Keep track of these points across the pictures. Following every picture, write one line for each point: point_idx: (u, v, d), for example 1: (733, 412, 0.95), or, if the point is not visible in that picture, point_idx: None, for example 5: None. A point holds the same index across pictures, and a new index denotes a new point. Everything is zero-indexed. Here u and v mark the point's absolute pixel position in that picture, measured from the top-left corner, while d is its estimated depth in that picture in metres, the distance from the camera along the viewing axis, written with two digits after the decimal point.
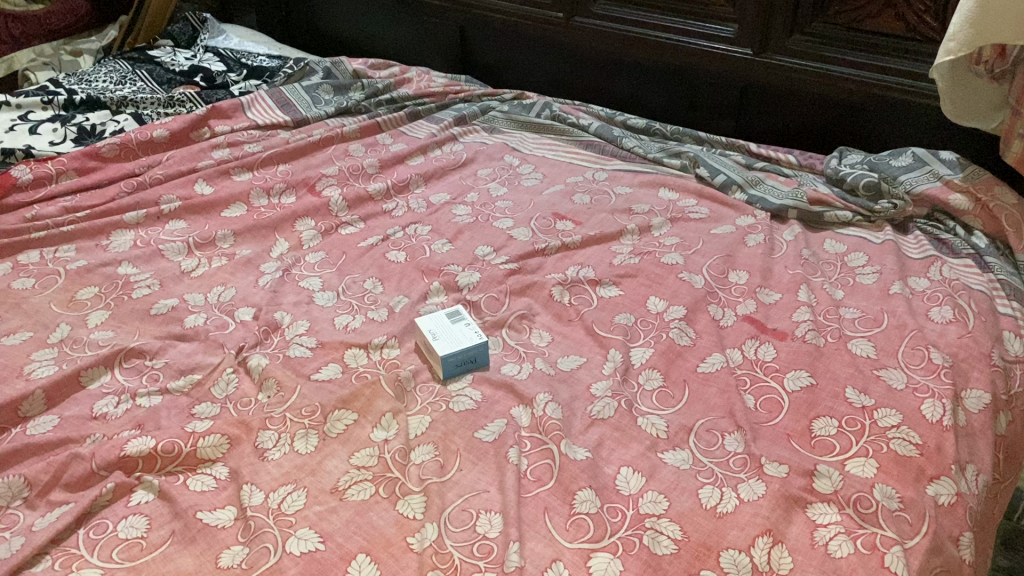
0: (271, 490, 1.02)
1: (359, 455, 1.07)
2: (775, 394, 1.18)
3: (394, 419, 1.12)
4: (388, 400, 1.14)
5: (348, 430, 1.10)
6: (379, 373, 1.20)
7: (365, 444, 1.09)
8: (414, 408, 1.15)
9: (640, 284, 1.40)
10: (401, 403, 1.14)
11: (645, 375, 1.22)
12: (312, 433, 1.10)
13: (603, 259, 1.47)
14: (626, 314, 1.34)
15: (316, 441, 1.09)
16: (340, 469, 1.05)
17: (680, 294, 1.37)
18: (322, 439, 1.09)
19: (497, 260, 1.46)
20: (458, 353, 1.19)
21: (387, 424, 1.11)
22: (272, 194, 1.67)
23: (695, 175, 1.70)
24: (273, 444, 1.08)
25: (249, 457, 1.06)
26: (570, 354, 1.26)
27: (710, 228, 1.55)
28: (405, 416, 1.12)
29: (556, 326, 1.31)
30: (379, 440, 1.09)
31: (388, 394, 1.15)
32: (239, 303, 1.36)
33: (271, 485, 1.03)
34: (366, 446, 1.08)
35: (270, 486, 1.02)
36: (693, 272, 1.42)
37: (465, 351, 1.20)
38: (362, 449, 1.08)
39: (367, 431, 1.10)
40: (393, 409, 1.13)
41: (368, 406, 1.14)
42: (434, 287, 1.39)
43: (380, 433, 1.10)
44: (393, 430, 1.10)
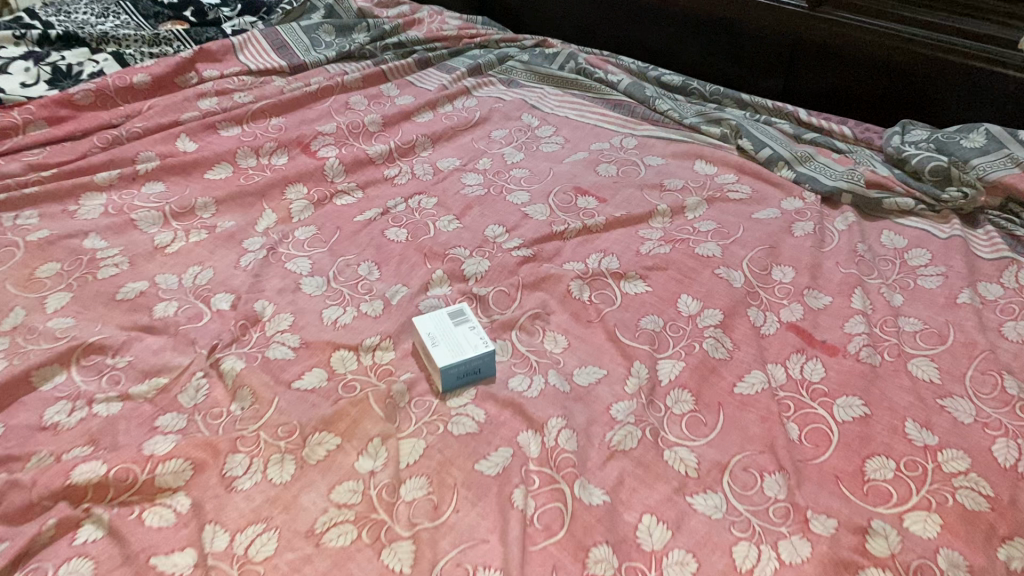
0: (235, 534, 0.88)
1: (340, 492, 0.93)
2: (824, 425, 1.03)
3: (384, 445, 0.97)
4: (377, 417, 1.00)
5: (330, 459, 0.96)
6: (367, 386, 1.05)
7: (347, 476, 0.94)
8: (406, 432, 1.00)
9: (670, 279, 1.23)
10: (391, 424, 1.00)
11: (673, 396, 1.06)
12: (287, 461, 0.96)
13: (630, 245, 1.30)
14: (654, 317, 1.17)
15: (291, 472, 0.94)
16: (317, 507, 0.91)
17: (717, 293, 1.20)
18: (299, 468, 0.95)
19: (509, 243, 1.29)
20: (459, 364, 1.04)
21: (375, 453, 0.96)
22: (262, 154, 1.50)
23: (736, 146, 1.51)
24: (242, 474, 0.94)
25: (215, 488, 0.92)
26: (588, 365, 1.10)
27: (752, 212, 1.37)
28: (394, 442, 0.98)
29: (573, 328, 1.15)
30: (365, 472, 0.95)
31: (377, 413, 1.00)
32: (217, 290, 1.21)
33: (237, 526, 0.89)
34: (349, 480, 0.94)
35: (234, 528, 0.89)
36: (733, 265, 1.25)
37: (466, 362, 1.04)
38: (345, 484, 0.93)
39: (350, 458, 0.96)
40: (383, 431, 0.98)
41: (353, 425, 0.99)
42: (437, 275, 1.22)
43: (366, 464, 0.95)
44: (382, 459, 0.96)
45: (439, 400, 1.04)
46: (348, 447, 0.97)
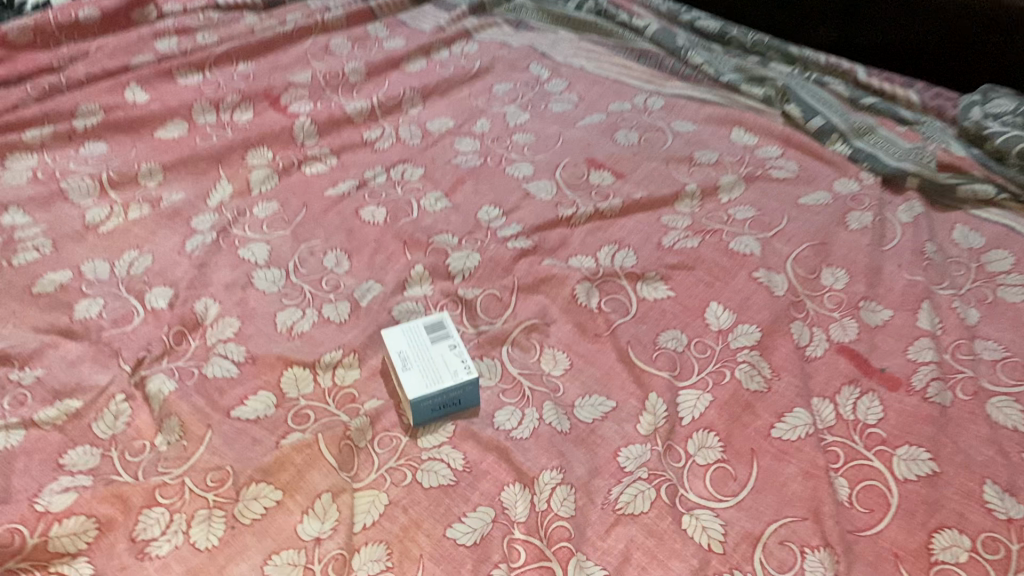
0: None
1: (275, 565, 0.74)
2: (880, 483, 0.84)
3: (337, 502, 0.78)
4: (329, 463, 0.81)
5: (268, 520, 0.77)
6: (321, 421, 0.86)
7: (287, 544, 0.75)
8: (365, 484, 0.81)
9: (698, 281, 1.02)
10: (347, 474, 0.81)
11: (697, 441, 0.86)
12: (214, 521, 0.77)
13: (650, 236, 1.08)
14: (675, 332, 0.96)
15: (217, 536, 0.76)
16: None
17: (754, 302, 0.99)
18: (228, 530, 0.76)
19: (505, 231, 1.08)
20: (434, 397, 0.85)
21: (324, 513, 0.78)
22: (223, 108, 1.28)
23: (780, 112, 1.29)
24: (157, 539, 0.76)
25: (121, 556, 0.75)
26: (593, 395, 0.90)
27: (797, 195, 1.15)
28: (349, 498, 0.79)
29: (576, 344, 0.95)
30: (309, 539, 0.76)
31: (330, 458, 0.81)
32: (154, 283, 1.01)
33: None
34: (289, 549, 0.75)
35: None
36: (773, 266, 1.04)
37: (442, 394, 0.85)
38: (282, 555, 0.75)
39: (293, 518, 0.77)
40: (336, 484, 0.79)
41: (299, 476, 0.80)
42: (417, 271, 1.02)
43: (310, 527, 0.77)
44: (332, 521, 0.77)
45: (409, 439, 0.85)
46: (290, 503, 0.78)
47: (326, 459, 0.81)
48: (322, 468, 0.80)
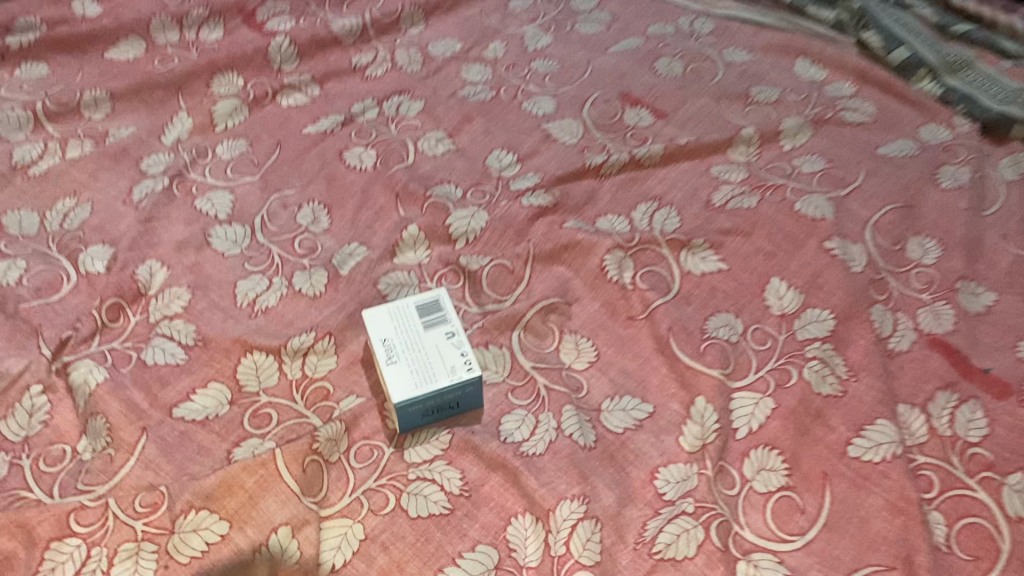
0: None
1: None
2: (988, 521, 0.66)
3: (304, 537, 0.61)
4: (290, 485, 0.63)
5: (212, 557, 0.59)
6: (284, 427, 0.69)
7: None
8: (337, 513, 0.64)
9: (756, 250, 0.83)
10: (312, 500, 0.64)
11: (754, 463, 0.69)
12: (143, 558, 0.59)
13: (697, 192, 0.89)
14: (727, 318, 0.78)
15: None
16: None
17: (827, 279, 0.80)
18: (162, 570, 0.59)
19: (519, 182, 0.89)
20: (424, 400, 0.67)
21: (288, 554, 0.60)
22: (187, 24, 1.08)
23: (855, 40, 1.08)
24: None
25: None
26: (623, 397, 0.73)
27: (875, 143, 0.94)
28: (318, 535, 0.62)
29: (603, 331, 0.77)
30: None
31: (293, 479, 0.64)
32: (90, 240, 0.83)
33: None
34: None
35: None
36: (849, 234, 0.84)
37: (434, 397, 0.67)
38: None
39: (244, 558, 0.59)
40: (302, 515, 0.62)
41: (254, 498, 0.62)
42: (411, 232, 0.83)
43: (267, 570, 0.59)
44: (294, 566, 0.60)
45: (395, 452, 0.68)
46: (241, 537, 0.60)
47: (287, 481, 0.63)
48: (280, 491, 0.63)
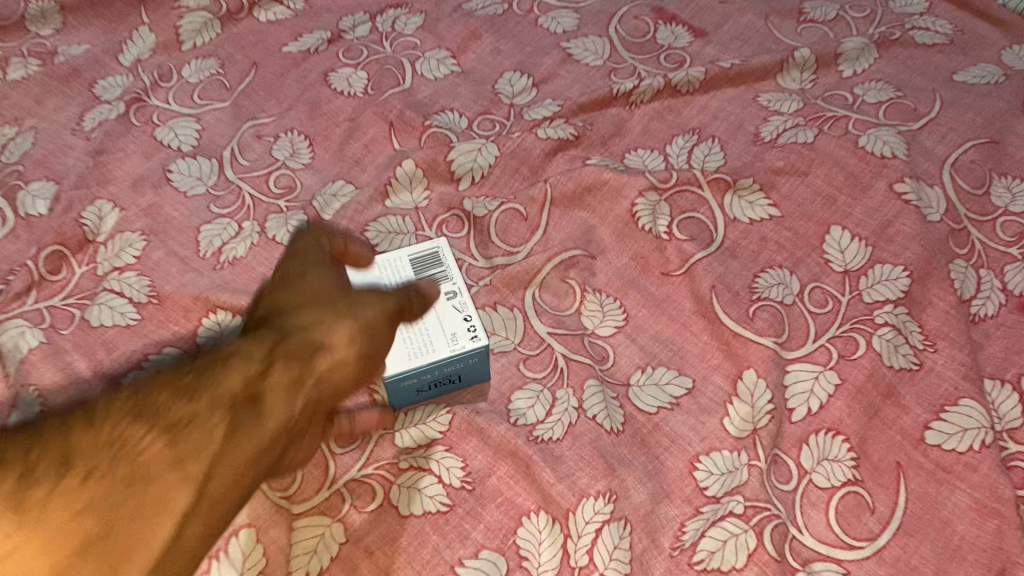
0: (124, 515, 0.39)
1: (309, 418, 0.47)
2: None
3: (372, 317, 0.51)
4: (371, 300, 0.52)
5: (281, 339, 0.47)
6: (295, 251, 0.57)
7: (323, 376, 0.47)
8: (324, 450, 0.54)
9: (813, 192, 0.70)
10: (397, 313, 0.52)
11: (814, 450, 0.57)
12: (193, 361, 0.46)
13: (742, 124, 0.76)
14: (780, 274, 0.66)
15: (213, 364, 0.45)
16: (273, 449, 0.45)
17: (898, 228, 0.67)
18: (231, 357, 0.45)
19: (535, 111, 0.76)
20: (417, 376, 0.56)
21: (363, 331, 0.50)
22: None
23: None
24: (132, 391, 0.43)
25: (75, 426, 0.41)
26: (656, 368, 0.62)
27: (953, 67, 0.80)
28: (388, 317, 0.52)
29: (633, 290, 0.65)
30: (345, 377, 0.49)
31: (334, 285, 0.53)
32: (32, 176, 0.70)
33: (125, 498, 0.39)
34: (325, 392, 0.48)
35: (116, 515, 0.39)
36: (923, 174, 0.71)
37: (431, 372, 0.56)
38: (314, 400, 0.47)
39: (318, 336, 0.48)
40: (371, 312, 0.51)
41: (295, 299, 0.51)
42: (407, 168, 0.71)
43: (348, 350, 0.49)
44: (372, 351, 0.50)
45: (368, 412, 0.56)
46: (301, 321, 0.49)
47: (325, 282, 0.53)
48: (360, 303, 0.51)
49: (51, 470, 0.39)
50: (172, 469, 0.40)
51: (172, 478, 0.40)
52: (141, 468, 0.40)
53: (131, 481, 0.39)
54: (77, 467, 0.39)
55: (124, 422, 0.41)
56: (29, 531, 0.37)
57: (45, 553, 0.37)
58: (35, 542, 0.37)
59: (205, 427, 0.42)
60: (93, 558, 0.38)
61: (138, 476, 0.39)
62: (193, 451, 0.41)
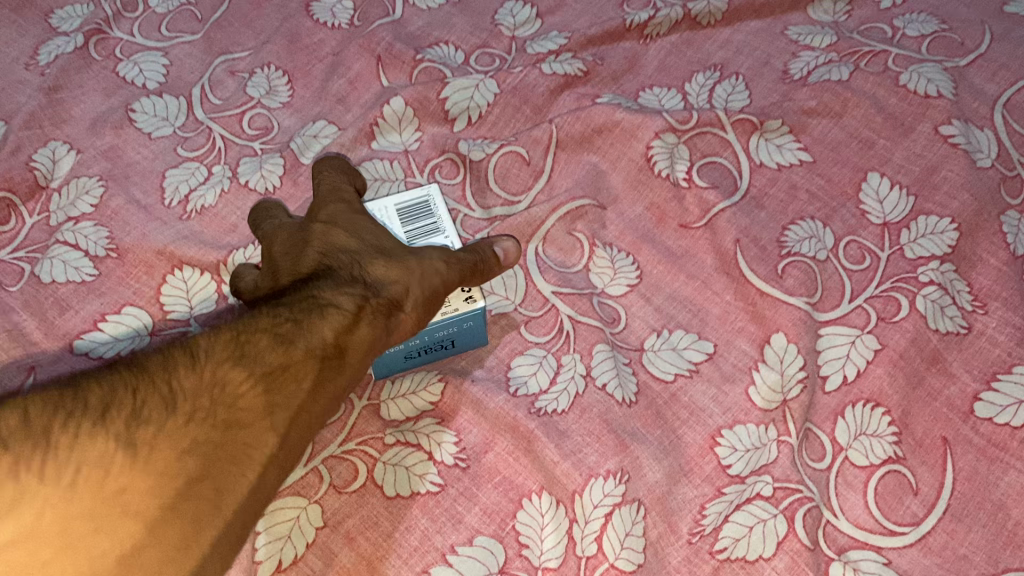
0: (219, 459, 0.37)
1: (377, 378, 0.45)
2: None
3: (439, 286, 0.47)
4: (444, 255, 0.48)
5: (359, 290, 0.45)
6: (335, 197, 0.51)
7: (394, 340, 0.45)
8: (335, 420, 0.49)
9: (848, 136, 0.62)
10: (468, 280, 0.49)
11: (851, 423, 0.51)
12: (277, 300, 0.44)
13: (770, 60, 0.68)
14: (812, 225, 0.59)
15: (304, 307, 0.43)
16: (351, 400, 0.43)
17: (945, 175, 0.59)
18: (323, 302, 0.43)
19: (539, 44, 0.68)
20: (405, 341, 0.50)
21: (429, 297, 0.46)
22: None
23: None
24: (233, 328, 0.41)
25: (178, 363, 0.39)
26: (673, 331, 0.55)
27: None
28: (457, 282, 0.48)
29: (647, 244, 0.59)
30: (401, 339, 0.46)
31: (399, 243, 0.49)
32: None
33: (224, 442, 0.38)
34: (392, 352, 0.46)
35: (217, 459, 0.37)
36: (973, 114, 0.63)
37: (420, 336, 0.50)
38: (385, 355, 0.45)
39: (397, 292, 0.45)
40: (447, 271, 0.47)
41: (366, 246, 0.48)
42: (395, 106, 0.64)
43: (414, 313, 0.46)
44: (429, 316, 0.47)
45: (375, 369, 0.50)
46: (378, 275, 0.46)
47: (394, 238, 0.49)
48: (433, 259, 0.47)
49: (157, 410, 0.37)
50: (264, 418, 0.39)
51: (266, 425, 0.39)
52: (238, 414, 0.38)
53: (228, 425, 0.38)
54: (181, 409, 0.38)
55: (224, 364, 0.39)
56: (133, 473, 0.35)
57: (150, 495, 0.35)
58: (139, 482, 0.35)
59: (300, 375, 0.40)
60: (191, 503, 0.36)
61: (235, 421, 0.38)
62: (286, 400, 0.40)
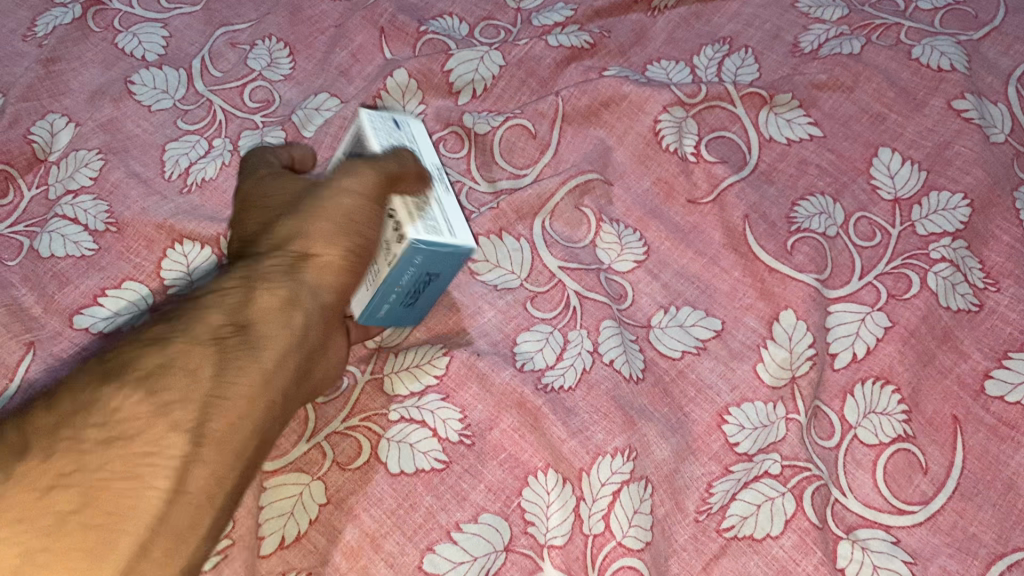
0: (110, 476, 0.34)
1: (313, 335, 0.43)
2: None
3: (355, 212, 0.46)
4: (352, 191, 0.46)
5: (258, 264, 0.44)
6: (249, 174, 0.52)
7: (313, 290, 0.44)
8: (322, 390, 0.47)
9: (859, 110, 0.61)
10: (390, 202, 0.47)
11: (861, 402, 0.51)
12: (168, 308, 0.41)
13: (780, 32, 0.66)
14: (821, 201, 0.58)
15: (191, 303, 0.41)
16: (283, 372, 0.40)
17: (958, 150, 0.58)
18: (206, 297, 0.41)
19: (545, 16, 0.67)
20: (375, 300, 0.49)
21: (345, 228, 0.46)
22: None
23: None
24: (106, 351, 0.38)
25: (38, 405, 0.36)
26: (681, 308, 0.54)
27: None
28: (381, 191, 0.47)
29: (654, 220, 0.58)
30: (337, 285, 0.45)
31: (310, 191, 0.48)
32: None
33: (108, 462, 0.34)
34: (320, 303, 0.44)
35: (99, 480, 0.34)
36: (986, 89, 0.62)
37: (383, 292, 0.48)
38: (313, 312, 0.43)
39: (302, 249, 0.45)
40: (355, 200, 0.46)
41: (274, 212, 0.48)
42: (399, 78, 0.62)
43: (331, 253, 0.45)
44: (371, 240, 0.46)
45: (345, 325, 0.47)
46: (282, 236, 0.46)
47: (299, 190, 0.49)
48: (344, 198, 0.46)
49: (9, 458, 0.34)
50: (159, 418, 0.36)
51: (160, 428, 0.35)
52: (120, 426, 0.35)
53: (111, 441, 0.35)
54: (40, 447, 0.34)
55: (93, 383, 0.36)
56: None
57: (10, 544, 0.32)
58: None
59: (192, 364, 0.37)
60: (78, 536, 0.33)
61: (119, 435, 0.35)
62: (182, 394, 0.36)
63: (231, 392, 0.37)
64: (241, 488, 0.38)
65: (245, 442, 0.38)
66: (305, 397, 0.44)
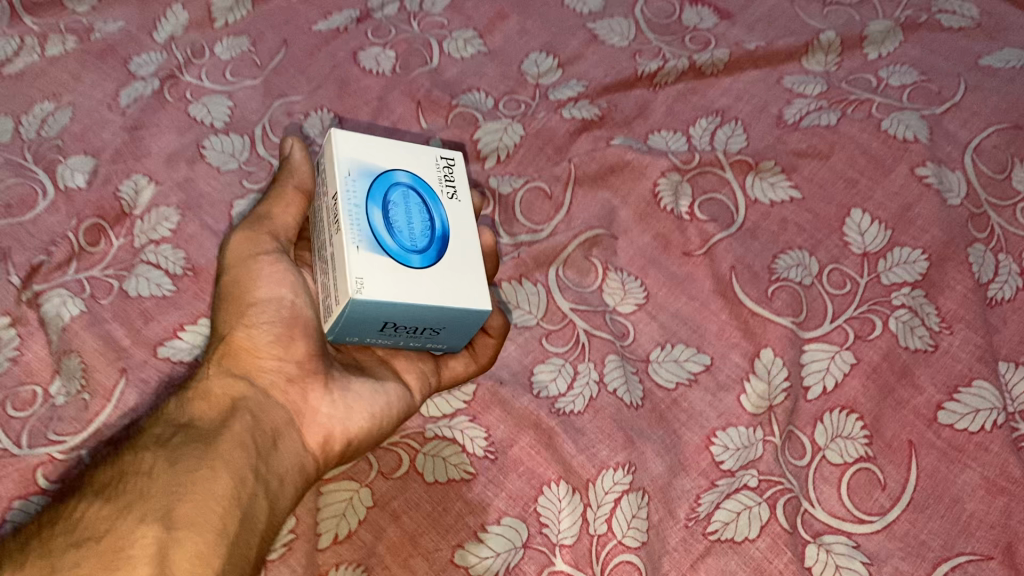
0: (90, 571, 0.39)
1: (261, 415, 0.51)
2: None
3: (237, 280, 0.55)
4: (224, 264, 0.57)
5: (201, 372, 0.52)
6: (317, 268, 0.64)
7: (252, 380, 0.52)
8: (331, 463, 0.54)
9: (834, 175, 0.70)
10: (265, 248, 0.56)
11: (830, 428, 0.59)
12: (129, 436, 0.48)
13: (766, 106, 0.76)
14: (799, 255, 0.67)
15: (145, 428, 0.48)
16: (241, 451, 0.47)
17: (918, 212, 0.67)
18: (154, 421, 0.49)
19: (560, 92, 0.77)
20: (425, 345, 0.58)
21: (236, 297, 0.55)
22: None
23: None
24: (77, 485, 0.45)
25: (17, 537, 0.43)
26: (675, 344, 0.63)
27: (978, 53, 0.79)
28: (247, 247, 0.56)
29: (653, 269, 0.67)
30: (266, 359, 0.53)
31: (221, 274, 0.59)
32: (70, 150, 0.72)
33: (85, 557, 0.40)
34: (262, 387, 0.52)
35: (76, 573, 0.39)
36: (946, 158, 0.71)
37: (407, 333, 0.56)
38: (255, 395, 0.51)
39: (233, 347, 0.53)
40: (232, 273, 0.56)
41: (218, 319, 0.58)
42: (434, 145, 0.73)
43: (250, 331, 0.53)
44: (284, 301, 0.54)
45: (322, 393, 0.54)
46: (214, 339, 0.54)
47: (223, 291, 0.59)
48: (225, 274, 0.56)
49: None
50: (123, 518, 0.42)
51: (130, 523, 0.41)
52: (85, 532, 0.41)
53: (82, 542, 0.41)
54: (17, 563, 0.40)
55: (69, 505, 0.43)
56: None
57: None
58: None
59: (141, 471, 0.44)
60: None
61: (88, 537, 0.41)
62: (137, 495, 0.43)
63: (192, 480, 0.44)
64: (233, 563, 0.43)
65: (220, 517, 0.44)
66: (291, 472, 0.51)
